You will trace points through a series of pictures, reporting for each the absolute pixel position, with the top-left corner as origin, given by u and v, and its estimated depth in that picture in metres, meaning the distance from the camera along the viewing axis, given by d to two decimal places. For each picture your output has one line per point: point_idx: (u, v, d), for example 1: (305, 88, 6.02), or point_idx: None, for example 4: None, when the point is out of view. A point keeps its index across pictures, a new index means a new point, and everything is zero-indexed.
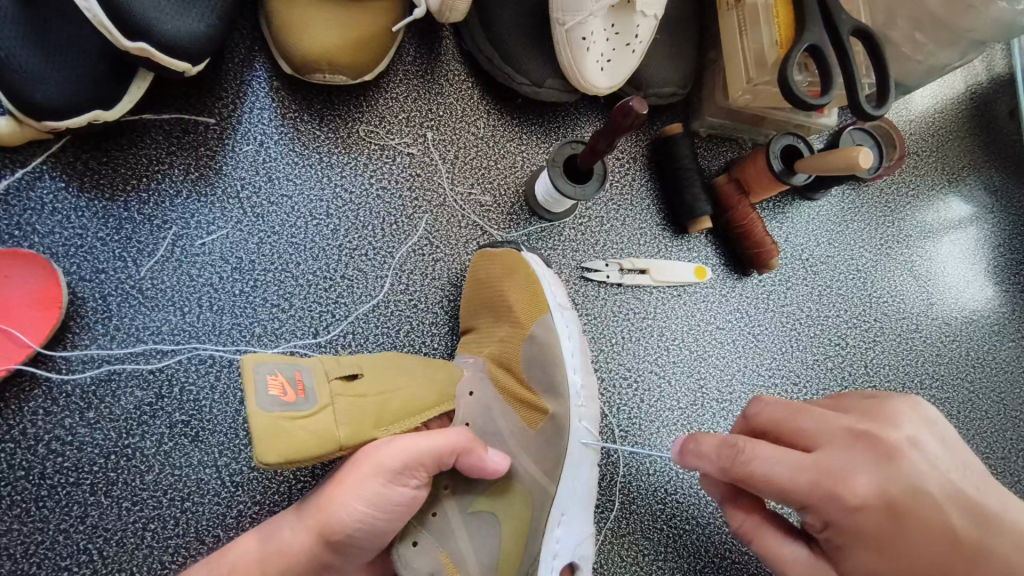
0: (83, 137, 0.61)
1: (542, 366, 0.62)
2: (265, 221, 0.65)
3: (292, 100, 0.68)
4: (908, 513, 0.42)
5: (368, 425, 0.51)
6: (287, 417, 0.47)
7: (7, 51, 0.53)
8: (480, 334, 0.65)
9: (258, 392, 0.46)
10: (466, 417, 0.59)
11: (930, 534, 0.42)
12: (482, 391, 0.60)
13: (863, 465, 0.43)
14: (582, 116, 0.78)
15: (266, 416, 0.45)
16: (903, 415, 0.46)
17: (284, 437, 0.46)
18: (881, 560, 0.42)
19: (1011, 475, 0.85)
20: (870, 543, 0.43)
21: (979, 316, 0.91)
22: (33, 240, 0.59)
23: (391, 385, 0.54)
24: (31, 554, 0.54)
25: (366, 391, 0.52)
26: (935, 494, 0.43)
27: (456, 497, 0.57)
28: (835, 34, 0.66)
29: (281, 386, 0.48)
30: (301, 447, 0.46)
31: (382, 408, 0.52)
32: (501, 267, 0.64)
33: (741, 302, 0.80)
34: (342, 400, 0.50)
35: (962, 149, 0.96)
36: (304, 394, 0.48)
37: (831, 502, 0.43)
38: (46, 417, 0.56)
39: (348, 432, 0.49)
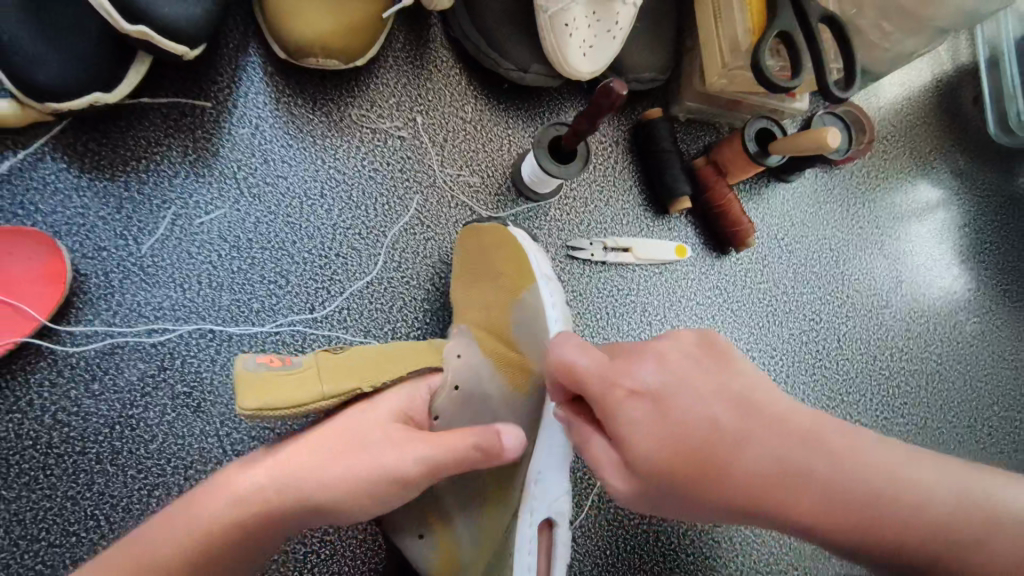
0: (82, 119, 0.63)
1: (529, 329, 0.62)
2: (261, 201, 0.67)
3: (285, 85, 0.70)
4: (670, 403, 0.47)
5: (357, 377, 0.52)
6: (271, 375, 0.49)
7: (11, 36, 0.56)
8: (462, 302, 0.65)
9: (244, 363, 0.49)
10: (454, 379, 0.59)
11: (692, 427, 0.46)
12: (469, 354, 0.61)
13: (639, 365, 0.49)
14: (566, 100, 0.81)
15: (250, 371, 0.49)
16: (687, 337, 0.52)
17: (264, 387, 0.48)
18: (655, 450, 0.46)
19: (975, 443, 0.90)
20: (638, 437, 0.47)
21: (946, 293, 0.95)
22: (35, 218, 0.61)
23: (381, 354, 0.55)
24: (40, 519, 0.56)
25: (356, 357, 0.54)
26: (699, 390, 0.47)
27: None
28: (804, 20, 0.70)
29: (269, 360, 0.51)
30: (281, 395, 0.48)
31: (368, 364, 0.54)
32: (492, 237, 0.65)
33: (719, 279, 0.83)
34: (328, 361, 0.52)
35: (928, 134, 1.00)
36: (291, 362, 0.52)
37: (608, 391, 0.49)
38: (52, 389, 0.58)
39: (333, 380, 0.51)
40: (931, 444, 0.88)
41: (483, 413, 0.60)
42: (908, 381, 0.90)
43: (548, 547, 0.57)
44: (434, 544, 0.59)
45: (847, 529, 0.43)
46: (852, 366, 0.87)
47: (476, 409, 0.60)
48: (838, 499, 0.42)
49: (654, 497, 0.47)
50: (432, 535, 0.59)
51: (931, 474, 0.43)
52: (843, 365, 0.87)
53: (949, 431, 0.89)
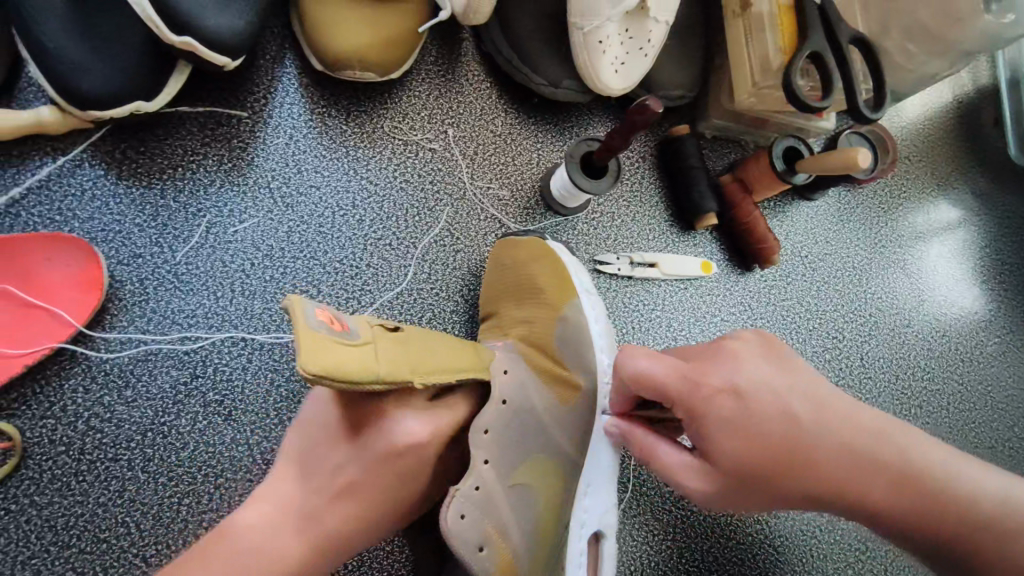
0: (121, 127, 0.64)
1: (576, 346, 0.64)
2: (294, 211, 0.68)
3: (319, 96, 0.71)
4: (751, 399, 0.50)
5: (409, 371, 0.48)
6: (333, 341, 0.43)
7: (58, 44, 0.56)
8: (500, 320, 0.67)
9: (307, 315, 0.43)
10: (503, 393, 0.56)
11: (777, 428, 0.49)
12: (515, 369, 0.59)
13: (714, 366, 0.52)
14: (594, 116, 0.81)
15: (312, 329, 0.42)
16: (749, 337, 0.55)
17: (327, 354, 0.42)
18: (740, 446, 0.49)
19: (997, 465, 0.89)
20: (724, 437, 0.49)
21: (967, 313, 0.95)
22: (73, 224, 0.61)
23: (426, 345, 0.52)
24: (71, 526, 0.56)
25: (403, 344, 0.50)
26: (774, 388, 0.50)
27: (495, 468, 0.54)
28: (834, 41, 0.70)
29: (327, 318, 0.45)
30: (344, 368, 0.43)
31: (420, 360, 0.50)
32: (535, 255, 0.68)
33: (744, 295, 0.84)
34: (384, 344, 0.48)
35: (949, 154, 1.01)
36: (349, 327, 0.46)
37: (689, 392, 0.51)
38: (86, 395, 0.58)
39: (389, 366, 0.47)
40: None
41: (529, 427, 0.58)
42: (930, 400, 0.89)
43: (597, 558, 0.62)
44: (493, 554, 0.53)
45: (911, 521, 0.47)
46: (875, 385, 0.87)
47: (524, 423, 0.58)
48: (906, 487, 0.47)
49: (733, 493, 0.50)
50: (491, 551, 0.53)
51: (986, 475, 0.48)
52: (866, 383, 0.87)
53: (971, 451, 0.89)
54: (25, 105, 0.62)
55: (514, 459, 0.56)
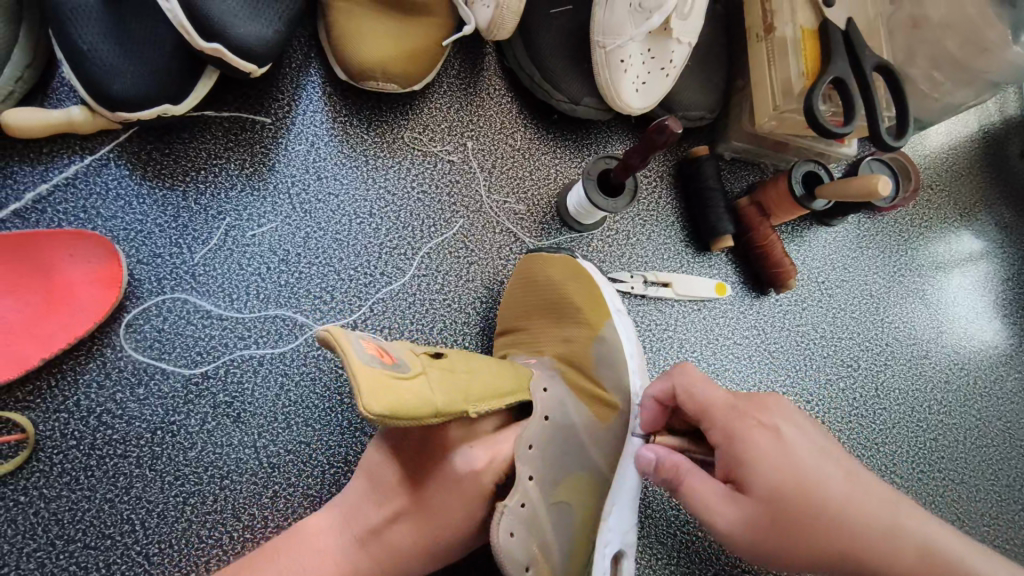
0: (148, 129, 0.65)
1: (610, 366, 0.64)
2: (312, 217, 0.69)
3: (342, 105, 0.72)
4: (793, 450, 0.49)
5: (456, 398, 0.48)
6: (382, 372, 0.43)
7: (91, 47, 0.58)
8: (529, 335, 0.66)
9: (354, 344, 0.42)
10: (545, 411, 0.57)
11: (811, 482, 0.48)
12: (553, 386, 0.59)
13: (764, 410, 0.52)
14: (613, 134, 0.82)
15: (366, 365, 0.42)
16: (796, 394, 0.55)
17: (386, 391, 0.42)
18: (777, 485, 0.48)
19: (1015, 503, 0.87)
20: (765, 466, 0.49)
21: (987, 347, 0.94)
22: (96, 222, 0.62)
23: (466, 369, 0.51)
24: (77, 520, 0.56)
25: (446, 370, 0.49)
26: (811, 446, 0.50)
27: (539, 485, 0.55)
28: (858, 68, 0.71)
29: (377, 353, 0.44)
30: (402, 406, 0.43)
31: (468, 385, 0.50)
32: (564, 271, 0.67)
33: (758, 319, 0.83)
34: (433, 371, 0.48)
35: (973, 185, 0.99)
36: (398, 360, 0.46)
37: (734, 426, 0.51)
38: (99, 390, 0.59)
39: (442, 398, 0.47)
40: (969, 502, 0.85)
41: (566, 444, 0.58)
42: (946, 435, 0.87)
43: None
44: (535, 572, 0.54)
45: None
46: (889, 416, 0.86)
47: (563, 440, 0.58)
48: None
49: (762, 526, 0.48)
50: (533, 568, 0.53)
51: None
52: (881, 414, 0.85)
53: (987, 490, 0.87)
54: (57, 104, 0.63)
55: (554, 476, 0.56)
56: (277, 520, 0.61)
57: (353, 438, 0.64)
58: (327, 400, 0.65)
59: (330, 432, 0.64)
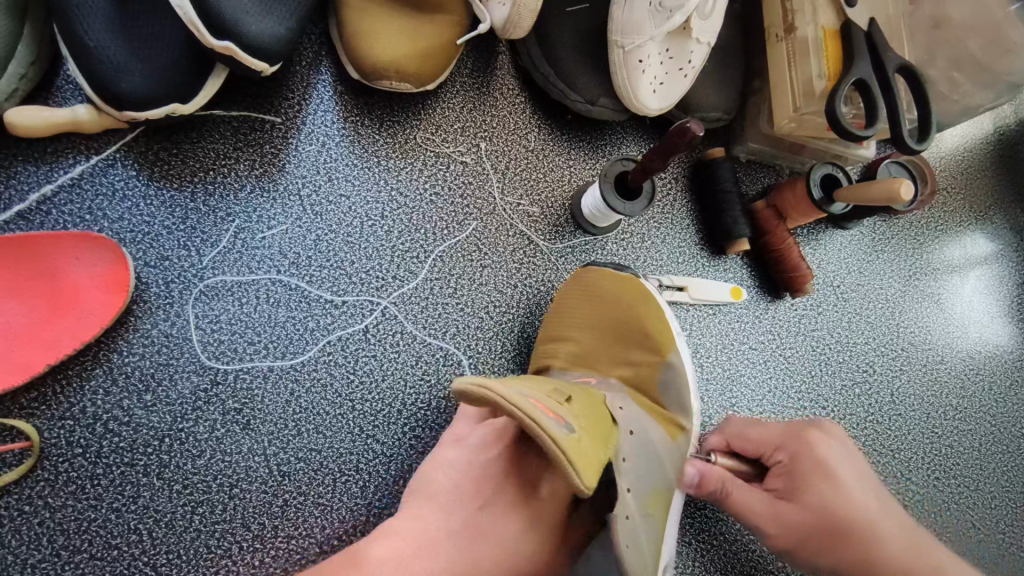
0: (155, 128, 0.64)
1: (675, 389, 0.59)
2: (323, 219, 0.67)
3: (353, 105, 0.70)
4: (835, 470, 0.54)
5: (605, 444, 0.50)
6: (574, 440, 0.44)
7: (98, 44, 0.56)
8: (582, 349, 0.65)
9: (540, 414, 0.43)
10: (628, 426, 0.58)
11: (852, 502, 0.52)
12: (628, 407, 0.61)
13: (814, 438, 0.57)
14: (628, 135, 0.80)
15: (556, 430, 0.42)
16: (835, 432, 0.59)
17: (581, 455, 0.43)
18: (825, 499, 0.52)
19: None
20: (812, 482, 0.53)
21: (1002, 351, 0.93)
22: (102, 224, 0.61)
23: (591, 412, 0.52)
24: (83, 531, 0.55)
25: (584, 418, 0.50)
26: (853, 470, 0.55)
27: (636, 496, 0.55)
28: (881, 70, 0.69)
29: (544, 408, 0.45)
30: (592, 464, 0.44)
31: (601, 430, 0.51)
32: (624, 288, 0.64)
33: (773, 324, 0.82)
34: (583, 422, 0.48)
35: (989, 188, 0.98)
36: (560, 415, 0.46)
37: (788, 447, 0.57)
38: (106, 397, 0.58)
39: (599, 447, 0.48)
40: (984, 509, 0.84)
41: (649, 459, 0.57)
42: (961, 441, 0.86)
43: None
44: None
45: None
46: (904, 422, 0.85)
47: (646, 454, 0.57)
48: None
49: (807, 534, 0.52)
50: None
51: None
52: (896, 420, 0.84)
53: (1002, 497, 0.86)
54: (62, 103, 0.62)
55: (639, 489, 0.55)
56: (288, 530, 0.59)
57: (364, 446, 0.63)
58: (339, 407, 0.63)
59: (341, 440, 0.62)
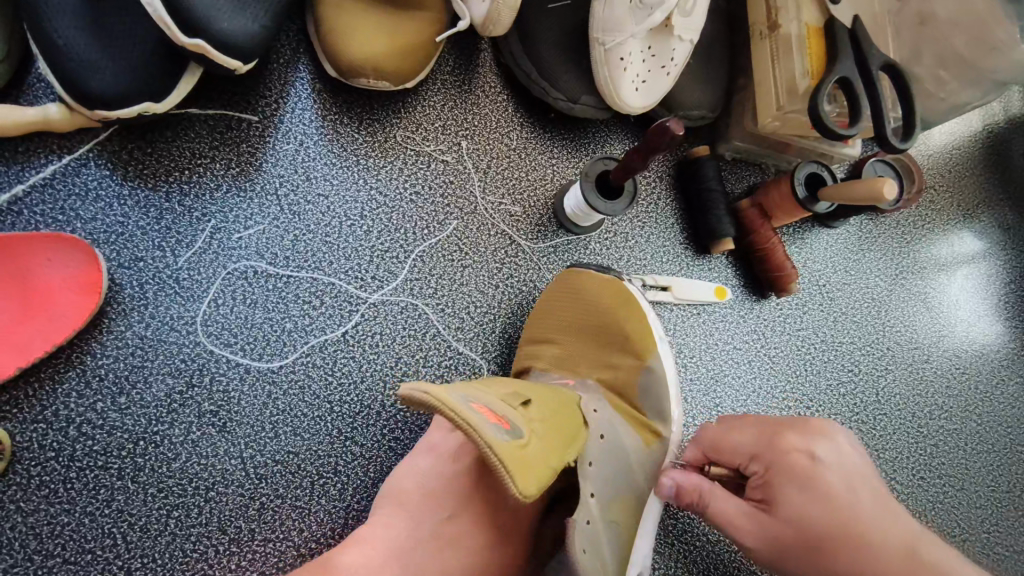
0: (129, 127, 0.63)
1: (655, 396, 0.61)
2: (301, 219, 0.66)
3: (332, 103, 0.70)
4: (821, 478, 0.49)
5: (562, 449, 0.48)
6: (518, 445, 0.42)
7: (67, 41, 0.55)
8: (565, 351, 0.65)
9: (480, 419, 0.42)
10: (599, 429, 0.56)
11: (836, 513, 0.48)
12: (602, 408, 0.59)
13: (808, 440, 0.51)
14: (612, 134, 0.80)
15: (497, 442, 0.41)
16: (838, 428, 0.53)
17: (522, 465, 0.41)
18: (805, 510, 0.48)
19: (1015, 509, 0.86)
20: (787, 488, 0.49)
21: (988, 350, 0.92)
22: (75, 225, 0.60)
23: (551, 416, 0.50)
24: (56, 535, 0.54)
25: (543, 423, 0.48)
26: (850, 477, 0.50)
27: (601, 501, 0.53)
28: (864, 68, 0.69)
29: (487, 416, 0.44)
30: (535, 475, 0.42)
31: (561, 434, 0.50)
32: (608, 296, 0.65)
33: (758, 323, 0.81)
34: (537, 428, 0.47)
35: (977, 186, 0.98)
36: (509, 423, 0.45)
37: (771, 451, 0.52)
38: (79, 400, 0.57)
39: (554, 456, 0.46)
40: (969, 508, 0.84)
41: (618, 463, 0.56)
42: (947, 441, 0.86)
43: None
44: None
45: None
46: (889, 422, 0.84)
47: (615, 457, 0.56)
48: None
49: (782, 548, 0.49)
50: None
51: None
52: (881, 420, 0.84)
53: (988, 496, 0.86)
54: (34, 101, 0.61)
55: (608, 495, 0.54)
56: (264, 533, 0.59)
57: (343, 448, 0.62)
58: (317, 409, 0.63)
59: (319, 442, 0.62)
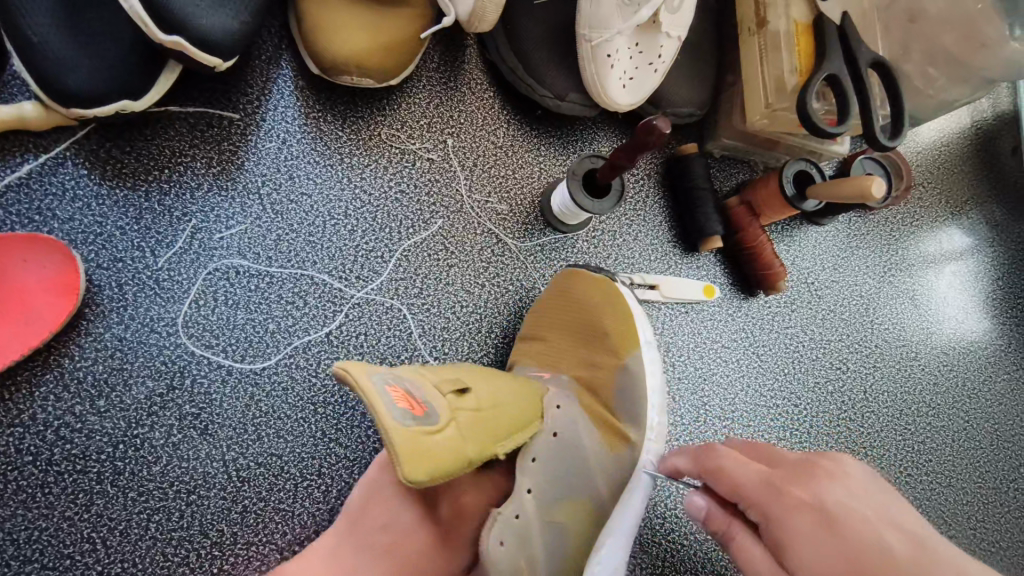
0: (107, 125, 0.61)
1: (631, 398, 0.60)
2: (284, 218, 0.65)
3: (316, 100, 0.69)
4: (838, 521, 0.40)
5: (489, 438, 0.49)
6: (426, 432, 0.43)
7: (41, 38, 0.54)
8: (544, 347, 0.65)
9: (387, 403, 0.42)
10: (555, 427, 0.56)
11: (866, 561, 0.38)
12: (568, 404, 0.59)
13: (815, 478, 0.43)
14: (600, 131, 0.79)
15: (403, 429, 0.42)
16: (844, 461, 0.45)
17: (425, 454, 0.42)
18: (828, 563, 0.39)
19: (1001, 505, 0.87)
20: (800, 539, 0.41)
21: (975, 347, 0.93)
22: (52, 225, 0.59)
23: (489, 403, 0.51)
24: (34, 540, 0.53)
25: (473, 411, 0.49)
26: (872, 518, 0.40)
27: (538, 500, 0.54)
28: (853, 65, 0.68)
29: (405, 401, 0.44)
30: (441, 466, 0.43)
31: (495, 422, 0.50)
32: (596, 294, 0.64)
33: (746, 321, 0.81)
34: (461, 417, 0.47)
35: (965, 183, 0.98)
36: (427, 410, 0.45)
37: (772, 498, 0.43)
38: (57, 404, 0.56)
39: (471, 445, 0.47)
40: (956, 504, 0.84)
41: (571, 462, 0.56)
42: (934, 438, 0.86)
43: None
44: None
45: None
46: (877, 419, 0.84)
47: (567, 456, 0.56)
48: None
49: None
50: None
51: None
52: (868, 418, 0.84)
53: (975, 492, 0.86)
54: (9, 99, 0.59)
55: (554, 494, 0.55)
56: (247, 536, 0.58)
57: (327, 450, 0.62)
58: (300, 410, 0.62)
59: (303, 445, 0.61)
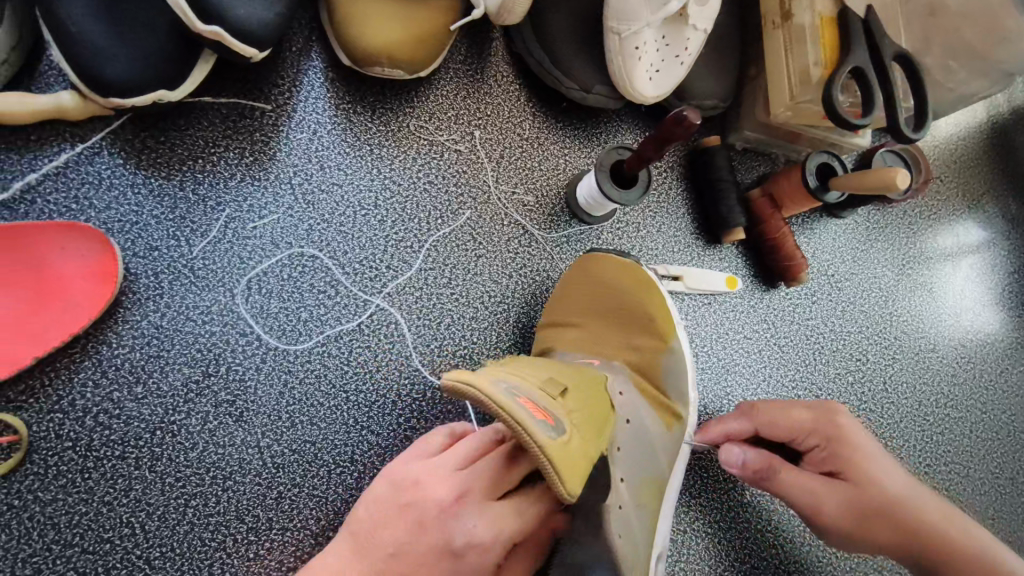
0: (141, 115, 0.62)
1: (677, 375, 0.62)
2: (315, 208, 0.66)
3: (345, 92, 0.69)
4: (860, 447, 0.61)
5: (594, 434, 0.49)
6: (565, 441, 0.42)
7: (81, 28, 0.54)
8: (586, 333, 0.65)
9: (529, 416, 0.40)
10: (626, 414, 0.59)
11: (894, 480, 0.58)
12: (630, 392, 0.61)
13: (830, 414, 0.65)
14: (623, 124, 0.80)
15: (551, 439, 0.40)
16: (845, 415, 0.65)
17: (570, 461, 0.41)
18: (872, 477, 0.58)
19: (1018, 495, 0.88)
20: (846, 459, 0.59)
21: (992, 339, 0.93)
22: (89, 214, 0.59)
23: (581, 399, 0.50)
24: (74, 525, 0.54)
25: (574, 408, 0.48)
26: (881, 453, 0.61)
27: (630, 484, 0.56)
28: (879, 58, 0.69)
29: (532, 408, 0.42)
30: (582, 470, 0.43)
31: (591, 419, 0.50)
32: (630, 278, 0.64)
33: (767, 313, 0.82)
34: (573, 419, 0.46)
35: (982, 177, 0.99)
36: (551, 414, 0.44)
37: (828, 430, 0.62)
38: (95, 390, 0.57)
39: (587, 443, 0.47)
40: (974, 495, 0.85)
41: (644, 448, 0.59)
42: (952, 428, 0.87)
43: None
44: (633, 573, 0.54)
45: None
46: (896, 410, 0.85)
47: (640, 443, 0.59)
48: None
49: (862, 512, 0.57)
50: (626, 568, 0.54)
51: None
52: (888, 409, 0.85)
53: (992, 483, 0.87)
54: (45, 89, 0.60)
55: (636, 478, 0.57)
56: (282, 522, 0.59)
57: (359, 437, 0.62)
58: (333, 398, 0.63)
59: (336, 431, 0.62)
